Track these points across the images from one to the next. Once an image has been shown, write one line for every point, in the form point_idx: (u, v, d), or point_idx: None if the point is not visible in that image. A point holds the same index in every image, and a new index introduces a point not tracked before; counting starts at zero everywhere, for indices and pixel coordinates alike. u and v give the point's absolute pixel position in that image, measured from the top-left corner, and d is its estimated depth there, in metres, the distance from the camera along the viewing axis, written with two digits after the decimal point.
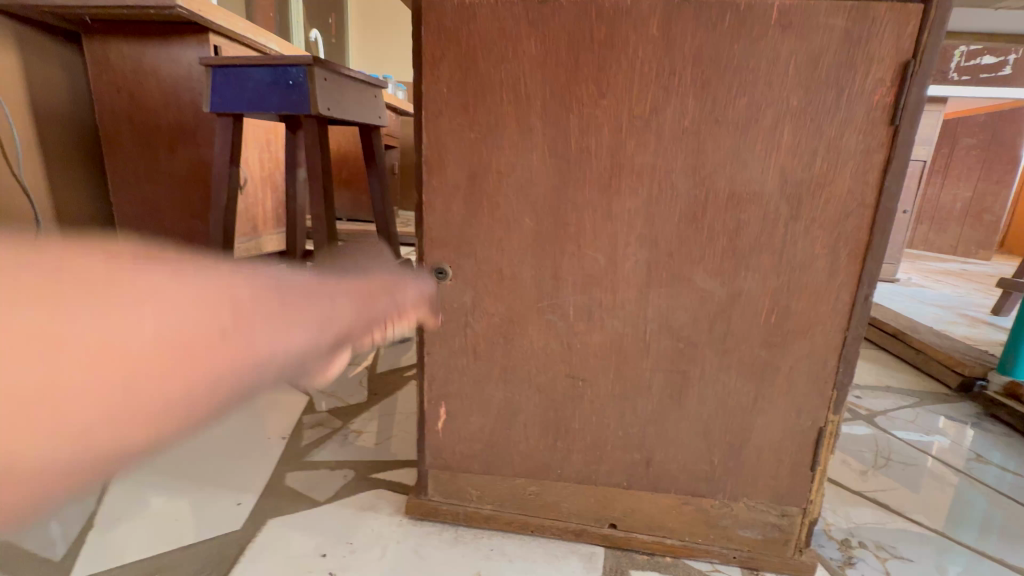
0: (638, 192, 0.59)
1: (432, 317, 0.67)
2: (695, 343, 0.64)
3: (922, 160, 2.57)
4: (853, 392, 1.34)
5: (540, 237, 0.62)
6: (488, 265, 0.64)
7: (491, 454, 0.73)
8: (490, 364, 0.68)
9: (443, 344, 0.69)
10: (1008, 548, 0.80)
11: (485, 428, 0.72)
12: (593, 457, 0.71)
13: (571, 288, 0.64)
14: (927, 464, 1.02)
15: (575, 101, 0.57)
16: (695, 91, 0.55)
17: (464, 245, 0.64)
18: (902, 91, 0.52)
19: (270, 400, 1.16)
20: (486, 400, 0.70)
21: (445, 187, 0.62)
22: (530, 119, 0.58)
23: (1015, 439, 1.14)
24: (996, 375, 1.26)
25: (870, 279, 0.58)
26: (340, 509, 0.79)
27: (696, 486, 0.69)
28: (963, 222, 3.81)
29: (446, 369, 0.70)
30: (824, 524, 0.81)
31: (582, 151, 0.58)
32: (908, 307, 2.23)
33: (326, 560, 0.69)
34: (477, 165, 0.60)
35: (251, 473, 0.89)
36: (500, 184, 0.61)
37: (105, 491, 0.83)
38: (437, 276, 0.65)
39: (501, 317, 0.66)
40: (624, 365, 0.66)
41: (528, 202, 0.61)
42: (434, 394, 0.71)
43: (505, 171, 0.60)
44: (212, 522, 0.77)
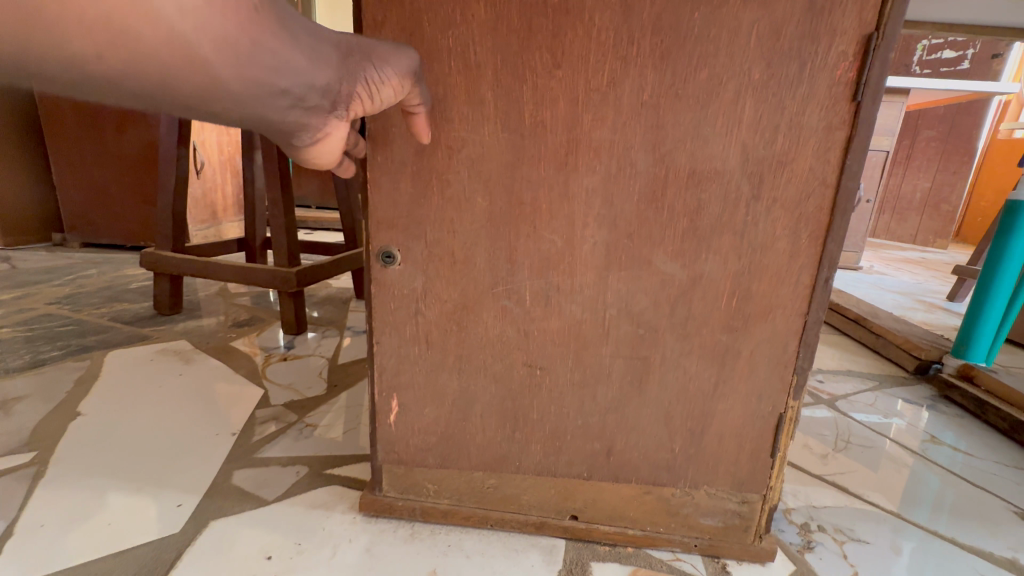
0: (596, 169, 0.56)
1: (384, 302, 0.63)
2: (655, 328, 0.62)
3: (884, 150, 2.61)
4: (816, 376, 1.36)
5: (494, 218, 0.59)
6: (439, 248, 0.60)
7: (447, 441, 0.70)
8: (443, 352, 0.65)
9: (394, 331, 0.65)
10: (959, 526, 0.82)
11: (439, 420, 0.69)
12: (552, 448, 0.68)
13: (526, 271, 0.60)
14: (884, 445, 1.04)
15: (530, 71, 0.53)
16: (654, 61, 0.52)
17: (415, 225, 0.60)
18: (865, 64, 0.50)
19: (222, 395, 1.10)
20: (439, 391, 0.67)
21: (392, 164, 0.58)
22: (482, 89, 0.54)
23: (967, 420, 1.17)
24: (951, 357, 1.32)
25: (830, 261, 0.57)
26: (289, 508, 0.75)
27: (657, 475, 0.68)
28: (922, 213, 3.96)
29: (402, 354, 0.66)
30: (784, 508, 0.81)
31: (536, 125, 0.55)
32: (869, 294, 2.29)
33: (271, 562, 0.65)
34: (427, 140, 0.56)
35: (194, 472, 0.84)
36: (450, 161, 0.57)
37: (31, 496, 0.77)
38: (385, 260, 0.61)
39: (454, 304, 0.63)
40: (585, 351, 0.63)
41: (481, 180, 0.57)
42: (385, 384, 0.68)
43: (455, 147, 0.56)
44: (147, 525, 0.71)
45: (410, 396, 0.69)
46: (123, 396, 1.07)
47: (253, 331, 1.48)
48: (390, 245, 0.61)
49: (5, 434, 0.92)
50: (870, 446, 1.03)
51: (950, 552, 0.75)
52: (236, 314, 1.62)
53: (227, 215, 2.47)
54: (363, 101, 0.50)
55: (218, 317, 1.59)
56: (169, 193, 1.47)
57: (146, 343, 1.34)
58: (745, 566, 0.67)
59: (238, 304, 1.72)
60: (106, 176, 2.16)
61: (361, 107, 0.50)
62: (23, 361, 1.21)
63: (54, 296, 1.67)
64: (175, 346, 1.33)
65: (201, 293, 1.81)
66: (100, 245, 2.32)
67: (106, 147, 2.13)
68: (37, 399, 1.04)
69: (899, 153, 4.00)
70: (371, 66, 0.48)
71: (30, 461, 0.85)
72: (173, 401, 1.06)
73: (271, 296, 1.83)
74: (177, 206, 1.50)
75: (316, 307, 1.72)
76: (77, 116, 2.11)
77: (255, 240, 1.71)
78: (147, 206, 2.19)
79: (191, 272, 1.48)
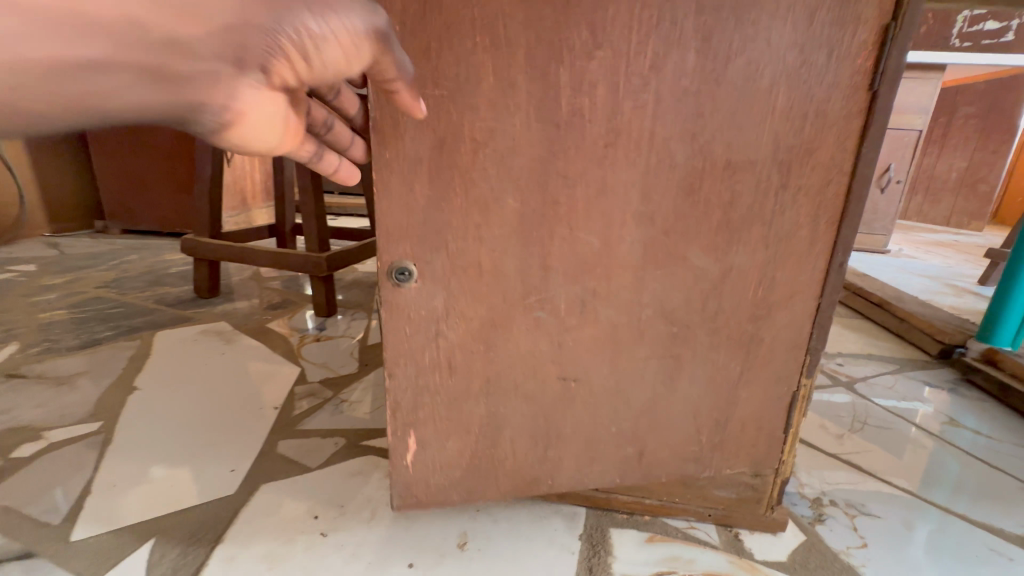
0: (635, 162, 0.56)
1: (405, 323, 0.61)
2: (689, 326, 0.63)
3: (917, 129, 2.55)
4: (835, 359, 1.37)
5: (525, 219, 0.58)
6: (463, 258, 0.59)
7: (470, 481, 0.69)
8: (469, 379, 0.64)
9: (409, 361, 0.62)
10: (975, 507, 0.84)
11: (463, 453, 0.68)
12: (585, 461, 0.69)
13: (560, 277, 0.60)
14: (902, 428, 1.06)
15: (569, 53, 0.52)
16: (698, 44, 0.52)
17: (444, 232, 0.58)
18: (884, 53, 0.53)
19: (262, 373, 1.17)
20: (465, 417, 0.66)
21: (421, 164, 0.55)
22: (512, 72, 0.52)
23: (989, 404, 1.17)
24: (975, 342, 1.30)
25: (844, 246, 0.60)
26: (331, 474, 0.82)
27: (685, 467, 0.71)
28: (957, 193, 3.81)
29: (416, 386, 0.64)
30: (797, 485, 0.84)
31: (574, 114, 0.54)
32: (897, 278, 2.25)
33: (318, 521, 0.72)
34: (459, 138, 0.54)
35: (243, 441, 0.91)
36: (476, 155, 0.55)
37: (102, 461, 0.85)
38: (399, 277, 0.58)
39: (480, 321, 0.61)
40: (620, 357, 0.64)
41: (516, 179, 0.56)
42: (399, 424, 0.65)
43: (480, 139, 0.54)
44: (205, 487, 0.79)
45: (423, 433, 0.66)
46: (173, 373, 1.16)
47: (287, 313, 1.56)
48: (404, 260, 0.58)
49: (71, 407, 1.01)
50: (887, 428, 1.05)
51: (964, 530, 0.78)
52: (270, 297, 1.71)
53: (256, 202, 2.55)
54: (300, 58, 0.48)
55: (253, 300, 1.67)
56: (205, 182, 1.54)
57: (189, 324, 1.43)
58: (756, 535, 0.72)
59: (270, 288, 1.80)
60: (143, 164, 2.25)
61: (302, 65, 0.49)
62: (80, 341, 1.31)
63: (101, 280, 1.78)
64: (216, 327, 1.42)
65: (235, 278, 1.89)
66: (139, 231, 2.43)
67: (142, 136, 2.22)
68: (96, 375, 1.13)
69: (933, 132, 3.85)
70: (310, 19, 0.47)
71: (97, 430, 0.94)
72: (219, 377, 1.15)
73: (301, 280, 1.90)
74: (213, 194, 1.57)
75: (344, 291, 1.79)
76: None
77: (285, 225, 1.78)
78: (182, 194, 2.28)
79: (227, 256, 1.55)
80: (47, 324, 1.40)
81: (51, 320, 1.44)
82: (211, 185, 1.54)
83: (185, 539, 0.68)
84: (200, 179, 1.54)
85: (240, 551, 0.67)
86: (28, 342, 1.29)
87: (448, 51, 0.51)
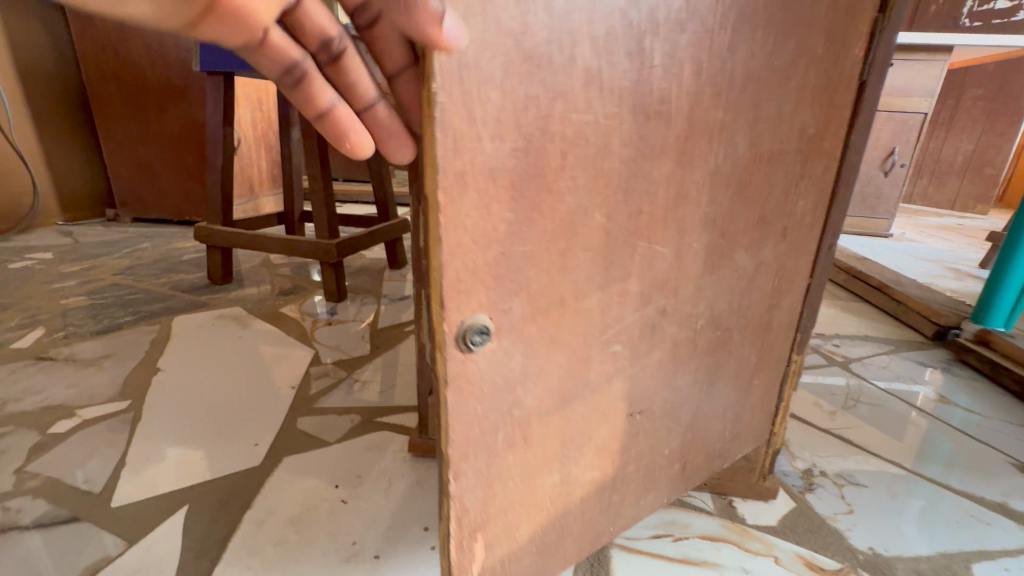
0: (710, 158, 0.50)
1: (474, 406, 0.42)
2: (730, 329, 0.62)
3: (922, 112, 2.51)
4: (831, 340, 1.41)
5: (611, 238, 0.46)
6: (546, 299, 0.44)
7: (543, 565, 0.55)
8: (545, 448, 0.50)
9: (478, 450, 0.44)
10: (964, 479, 0.88)
11: (534, 538, 0.53)
12: (646, 489, 0.64)
13: (636, 300, 0.51)
14: (893, 405, 1.10)
15: (663, 23, 0.42)
16: (763, 22, 0.47)
17: (525, 268, 0.41)
18: (871, 46, 0.56)
19: (278, 355, 1.23)
20: (537, 497, 0.51)
21: (500, 173, 0.37)
22: (611, 48, 0.39)
23: (980, 383, 1.21)
24: (969, 324, 1.33)
25: (833, 230, 0.63)
26: (349, 447, 0.87)
27: (713, 465, 0.71)
28: (963, 176, 3.80)
29: (485, 481, 0.46)
30: (790, 457, 0.89)
31: (661, 105, 0.44)
32: (898, 261, 2.27)
33: (338, 489, 0.77)
34: (546, 136, 0.39)
35: (264, 418, 0.96)
36: (566, 158, 0.40)
37: (133, 436, 0.91)
38: (474, 341, 0.40)
39: (559, 374, 0.47)
40: (677, 372, 0.60)
41: (602, 189, 0.44)
42: (466, 531, 0.46)
43: (571, 137, 0.40)
44: (231, 460, 0.84)
45: (491, 535, 0.49)
46: (193, 355, 1.21)
47: (298, 299, 1.61)
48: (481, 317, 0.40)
49: (99, 388, 1.06)
50: (878, 405, 1.09)
51: (949, 499, 0.82)
52: (281, 283, 1.75)
53: (263, 189, 2.58)
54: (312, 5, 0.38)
55: (265, 286, 1.71)
56: (216, 171, 1.57)
57: (205, 309, 1.47)
58: (748, 502, 0.77)
59: (280, 274, 1.84)
60: (152, 153, 2.28)
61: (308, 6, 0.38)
62: (101, 326, 1.35)
63: (116, 268, 1.82)
64: (231, 312, 1.46)
65: (246, 265, 1.93)
66: (149, 219, 2.47)
67: (150, 125, 2.24)
68: (119, 359, 1.18)
69: (940, 114, 3.81)
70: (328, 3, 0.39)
71: (126, 408, 0.99)
72: (238, 360, 1.20)
73: (310, 267, 1.94)
74: (224, 183, 1.61)
75: (352, 277, 1.83)
76: (121, 96, 2.22)
77: (294, 213, 1.82)
78: (190, 182, 2.32)
79: (239, 244, 1.59)
80: (68, 311, 1.45)
81: (71, 306, 1.48)
82: (222, 174, 1.58)
83: (216, 508, 0.74)
84: (211, 168, 1.58)
85: (268, 517, 0.72)
86: (52, 327, 1.34)
87: (539, 1, 0.35)
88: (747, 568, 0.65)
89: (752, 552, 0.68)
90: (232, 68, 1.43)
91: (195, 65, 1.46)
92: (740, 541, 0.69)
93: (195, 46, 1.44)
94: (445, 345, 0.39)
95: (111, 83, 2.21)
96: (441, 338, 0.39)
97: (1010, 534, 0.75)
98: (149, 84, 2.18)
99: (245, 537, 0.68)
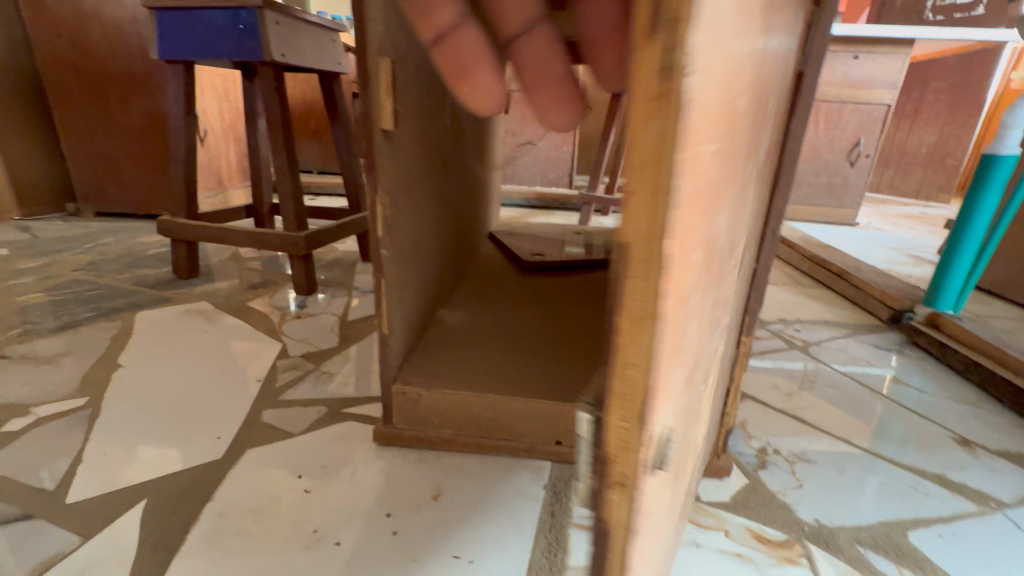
0: (756, 161, 0.46)
1: (648, 527, 0.30)
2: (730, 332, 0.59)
3: (885, 104, 2.59)
4: (793, 325, 1.46)
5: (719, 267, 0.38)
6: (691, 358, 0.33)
7: None
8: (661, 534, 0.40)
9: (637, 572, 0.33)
10: (909, 453, 0.92)
11: None
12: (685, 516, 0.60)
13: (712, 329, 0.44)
14: (847, 386, 1.14)
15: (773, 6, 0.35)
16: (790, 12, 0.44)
17: (691, 329, 0.30)
18: (808, 35, 0.58)
19: (245, 349, 1.22)
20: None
21: (706, 202, 0.26)
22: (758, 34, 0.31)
23: (930, 363, 1.27)
24: (922, 308, 1.40)
25: (776, 216, 0.65)
26: (314, 438, 0.87)
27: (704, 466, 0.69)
28: (927, 166, 3.92)
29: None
30: (745, 436, 0.92)
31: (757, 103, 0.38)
32: (861, 249, 2.35)
33: (301, 480, 0.77)
34: (727, 148, 0.29)
35: (228, 412, 0.96)
36: (727, 175, 0.31)
37: (92, 432, 0.90)
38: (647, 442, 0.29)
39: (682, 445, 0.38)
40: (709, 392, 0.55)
41: (725, 208, 0.35)
42: None
43: (732, 149, 0.31)
44: (193, 454, 0.84)
45: None
46: (156, 350, 1.19)
47: (268, 292, 1.58)
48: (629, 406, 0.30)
49: (57, 384, 1.04)
50: (834, 386, 1.14)
51: (892, 472, 0.86)
52: (250, 277, 1.72)
53: (232, 182, 2.53)
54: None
55: (234, 281, 1.68)
56: (180, 163, 1.54)
57: (170, 304, 1.45)
58: (705, 481, 0.79)
59: (250, 268, 1.81)
60: (114, 145, 2.21)
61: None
62: (60, 323, 1.32)
63: (77, 263, 1.77)
64: (197, 306, 1.44)
65: (215, 259, 1.89)
66: (113, 214, 2.39)
67: (111, 115, 2.17)
68: (78, 355, 1.16)
69: (907, 107, 3.90)
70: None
71: (84, 405, 0.97)
72: (203, 354, 1.18)
73: (281, 260, 1.91)
74: (188, 175, 1.58)
75: (324, 271, 1.81)
76: (79, 85, 2.14)
77: (262, 205, 1.79)
78: (156, 174, 2.25)
79: (205, 237, 1.56)
80: (24, 307, 1.41)
81: (28, 303, 1.44)
82: (186, 165, 1.55)
83: (175, 501, 0.73)
84: (174, 159, 1.54)
85: (228, 508, 0.72)
86: (7, 325, 1.30)
87: None
88: (699, 543, 0.68)
89: (704, 527, 0.70)
90: (192, 57, 1.39)
91: (154, 53, 1.42)
92: (694, 516, 0.72)
93: (153, 34, 1.40)
94: (638, 482, 0.28)
95: (67, 72, 2.12)
96: (629, 472, 0.28)
97: (947, 502, 0.80)
98: (108, 73, 2.10)
99: (204, 528, 0.68)
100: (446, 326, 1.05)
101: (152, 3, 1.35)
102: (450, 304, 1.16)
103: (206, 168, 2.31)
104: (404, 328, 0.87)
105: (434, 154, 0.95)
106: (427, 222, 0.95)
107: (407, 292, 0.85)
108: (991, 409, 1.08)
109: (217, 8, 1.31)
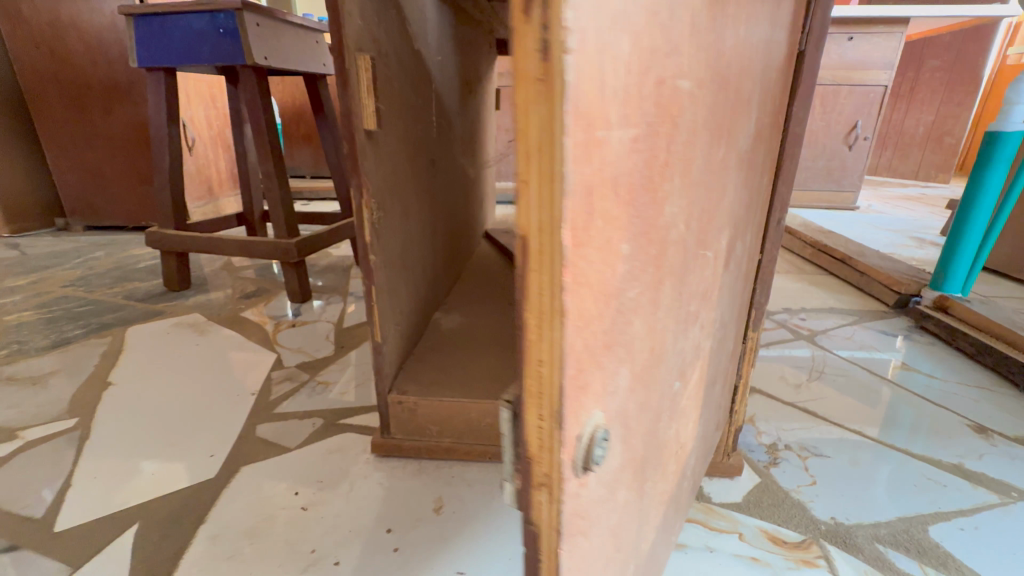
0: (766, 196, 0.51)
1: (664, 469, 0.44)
2: None
3: (882, 85, 2.34)
4: (843, 342, 1.21)
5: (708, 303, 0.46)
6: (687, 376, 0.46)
7: None
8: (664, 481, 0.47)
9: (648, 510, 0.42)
10: (932, 444, 0.85)
11: None
12: None
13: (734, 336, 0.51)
14: (881, 389, 1.01)
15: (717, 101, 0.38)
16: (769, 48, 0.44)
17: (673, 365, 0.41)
18: (809, 15, 0.55)
19: (240, 360, 1.19)
20: None
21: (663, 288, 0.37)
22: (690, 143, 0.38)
23: (996, 393, 1.00)
24: (984, 334, 1.13)
25: (781, 204, 0.62)
26: (310, 452, 0.85)
27: None
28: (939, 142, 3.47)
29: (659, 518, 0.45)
30: (755, 432, 0.88)
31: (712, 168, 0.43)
32: (860, 232, 2.10)
33: (298, 497, 0.75)
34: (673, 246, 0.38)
35: (221, 428, 0.93)
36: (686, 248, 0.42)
37: (80, 456, 0.86)
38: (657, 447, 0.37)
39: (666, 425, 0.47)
40: None
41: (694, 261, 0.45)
42: None
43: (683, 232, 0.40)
44: (187, 473, 0.81)
45: None
46: (147, 365, 1.16)
47: (262, 301, 1.55)
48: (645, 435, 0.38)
49: (44, 406, 1.01)
50: (844, 375, 1.06)
51: (909, 465, 0.80)
52: (243, 286, 1.69)
53: (224, 191, 2.49)
54: None
55: (226, 290, 1.65)
56: (165, 171, 1.51)
57: (162, 318, 1.42)
58: (716, 481, 0.77)
59: (243, 277, 1.78)
60: (100, 156, 2.18)
61: None
62: (51, 340, 1.29)
63: (68, 279, 1.74)
64: (190, 319, 1.41)
65: (208, 269, 1.86)
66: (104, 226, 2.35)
67: (96, 126, 2.13)
68: (69, 372, 1.13)
69: (901, 87, 3.44)
70: None
71: (74, 425, 0.94)
72: (191, 368, 1.15)
73: (275, 268, 1.88)
74: (175, 185, 1.55)
75: (319, 277, 1.77)
76: (63, 96, 2.10)
77: (255, 212, 1.76)
78: (143, 185, 2.21)
79: (193, 248, 1.53)
80: (14, 325, 1.38)
81: (19, 322, 1.41)
82: (173, 173, 1.52)
83: (167, 524, 0.71)
84: (160, 168, 1.51)
85: (221, 531, 0.69)
86: None
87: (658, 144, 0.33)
88: (712, 547, 0.65)
89: (717, 531, 0.68)
90: (171, 63, 1.36)
91: (135, 61, 1.38)
92: (706, 520, 0.69)
93: (130, 41, 1.37)
94: (563, 481, 0.26)
95: (51, 85, 2.09)
96: (551, 472, 0.26)
97: (968, 493, 0.75)
98: (91, 83, 2.07)
99: (197, 552, 0.66)
100: (442, 330, 1.02)
101: (129, 10, 1.32)
102: (447, 307, 1.13)
103: (194, 176, 2.27)
104: (398, 334, 0.85)
105: (422, 150, 0.92)
106: (418, 223, 0.93)
107: (399, 297, 0.83)
108: (1004, 391, 1.01)
109: (195, 11, 1.28)
